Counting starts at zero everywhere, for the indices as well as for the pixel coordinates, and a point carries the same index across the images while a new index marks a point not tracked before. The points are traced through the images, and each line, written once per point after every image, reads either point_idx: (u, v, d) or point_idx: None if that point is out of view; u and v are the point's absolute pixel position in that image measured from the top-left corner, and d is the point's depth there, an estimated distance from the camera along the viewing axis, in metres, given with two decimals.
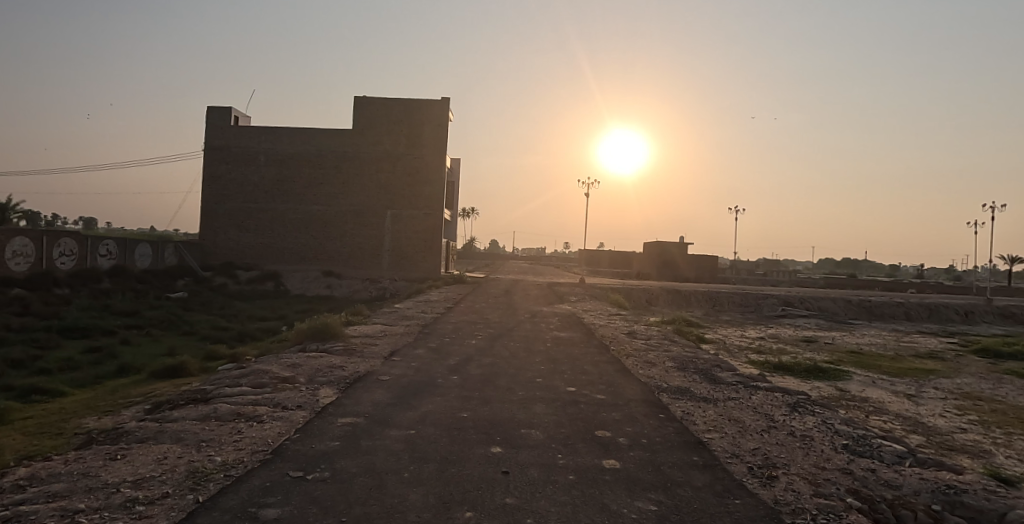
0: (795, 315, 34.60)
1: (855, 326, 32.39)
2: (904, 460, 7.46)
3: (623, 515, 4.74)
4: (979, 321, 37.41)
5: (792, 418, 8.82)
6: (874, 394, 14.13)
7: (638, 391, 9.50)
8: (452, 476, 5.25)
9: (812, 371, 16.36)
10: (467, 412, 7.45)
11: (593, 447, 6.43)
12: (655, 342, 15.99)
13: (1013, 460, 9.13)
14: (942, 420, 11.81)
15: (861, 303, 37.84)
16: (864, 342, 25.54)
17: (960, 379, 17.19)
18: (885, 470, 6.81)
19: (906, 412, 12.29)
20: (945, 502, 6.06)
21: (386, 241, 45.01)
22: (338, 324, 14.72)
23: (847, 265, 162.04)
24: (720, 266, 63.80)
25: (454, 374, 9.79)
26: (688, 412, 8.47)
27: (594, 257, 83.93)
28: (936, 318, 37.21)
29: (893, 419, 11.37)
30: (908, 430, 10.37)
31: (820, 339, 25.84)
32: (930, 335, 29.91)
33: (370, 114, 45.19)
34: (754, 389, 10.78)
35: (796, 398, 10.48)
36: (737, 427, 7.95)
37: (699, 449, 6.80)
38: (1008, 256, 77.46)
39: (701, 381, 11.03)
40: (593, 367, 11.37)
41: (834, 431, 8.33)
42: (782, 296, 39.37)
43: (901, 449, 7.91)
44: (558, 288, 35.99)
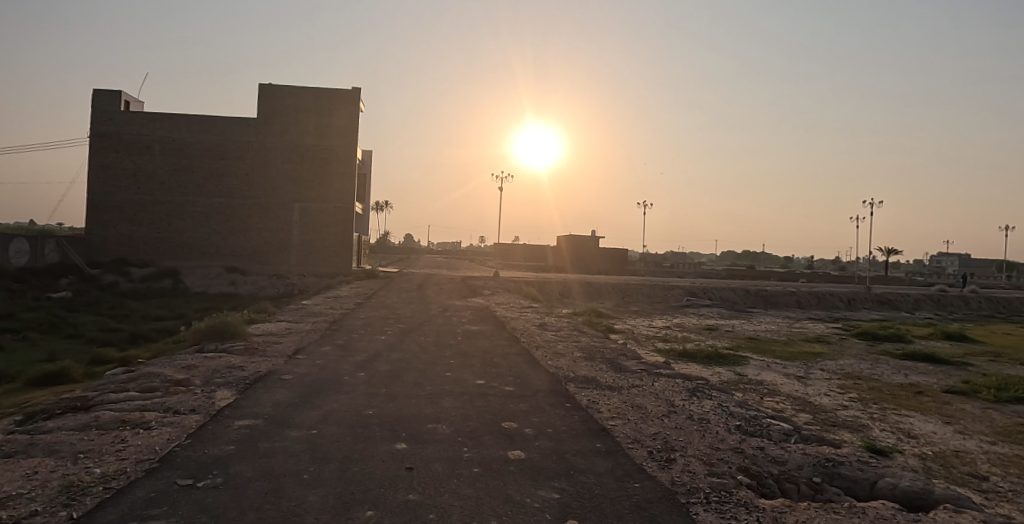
0: (698, 305, 36.34)
1: (752, 314, 34.39)
2: (790, 437, 8.01)
3: (525, 505, 4.79)
4: (860, 307, 40.75)
5: (691, 402, 9.24)
6: (767, 377, 15.07)
7: (547, 382, 9.66)
8: (354, 475, 5.13)
9: (713, 358, 17.22)
10: (373, 409, 7.30)
11: (499, 438, 6.47)
12: (566, 334, 16.32)
13: (886, 433, 10.03)
14: (827, 399, 12.78)
15: (759, 293, 40.22)
16: (761, 329, 27.15)
17: (842, 361, 18.65)
18: (773, 448, 7.28)
19: (795, 392, 13.20)
20: (824, 474, 6.55)
21: (295, 235, 43.41)
22: (240, 323, 14.02)
23: (747, 257, 172.62)
24: (630, 259, 65.91)
25: (361, 371, 9.58)
26: (593, 401, 8.71)
27: (509, 250, 84.65)
28: (823, 305, 40.14)
29: (784, 399, 12.18)
30: (796, 409, 11.14)
31: (721, 327, 27.25)
32: (817, 321, 32.26)
33: (277, 102, 43.32)
34: (657, 376, 11.21)
35: (695, 383, 11.00)
36: (640, 413, 8.24)
37: (602, 436, 7.01)
38: (885, 249, 84.91)
39: (608, 370, 11.36)
40: (504, 359, 11.47)
41: (729, 413, 8.80)
42: (687, 287, 41.23)
43: (788, 427, 8.49)
44: (473, 282, 35.97)
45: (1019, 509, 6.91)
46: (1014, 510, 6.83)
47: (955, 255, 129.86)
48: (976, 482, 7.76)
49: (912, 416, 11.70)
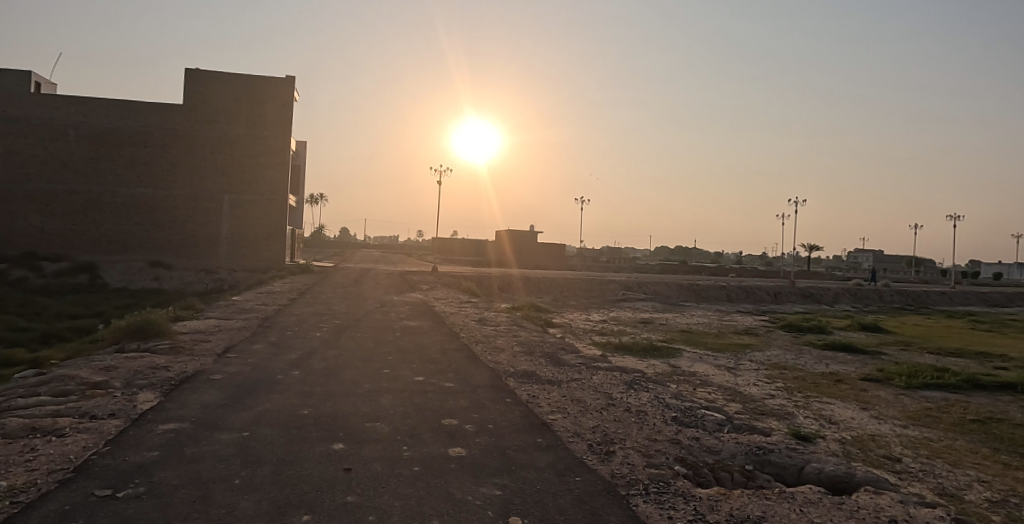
0: (634, 299, 37.15)
1: (684, 307, 35.43)
2: (723, 427, 8.27)
3: (467, 503, 4.74)
4: (785, 300, 42.70)
5: (628, 395, 9.42)
6: (700, 368, 15.57)
7: (487, 378, 9.62)
8: (289, 478, 4.94)
9: (649, 351, 17.62)
10: (309, 409, 7.07)
11: (439, 435, 6.39)
12: (505, 328, 16.34)
13: (811, 419, 10.53)
14: (756, 389, 13.30)
15: (691, 287, 41.48)
16: (693, 322, 27.99)
17: (769, 352, 19.49)
18: (708, 437, 7.49)
19: (727, 383, 13.68)
20: (756, 462, 6.80)
21: (224, 228, 41.68)
22: (164, 320, 13.33)
23: (679, 252, 177.98)
24: (568, 254, 66.72)
25: (295, 370, 9.27)
26: (534, 395, 8.73)
27: (448, 245, 84.12)
28: (751, 299, 41.80)
29: (716, 390, 12.61)
30: (727, 399, 11.54)
31: (656, 320, 27.95)
32: (746, 314, 33.57)
33: (204, 89, 41.42)
34: (595, 369, 11.37)
35: (632, 376, 11.22)
36: (579, 407, 8.32)
37: (543, 430, 7.04)
38: (807, 245, 89.33)
39: (548, 364, 11.42)
40: (444, 355, 11.35)
41: (665, 405, 9.01)
42: (623, 281, 42.10)
43: (721, 417, 8.77)
44: (411, 277, 35.56)
45: (929, 487, 7.39)
46: (924, 489, 7.31)
47: (871, 252, 137.80)
48: (891, 464, 8.26)
49: (834, 403, 12.33)
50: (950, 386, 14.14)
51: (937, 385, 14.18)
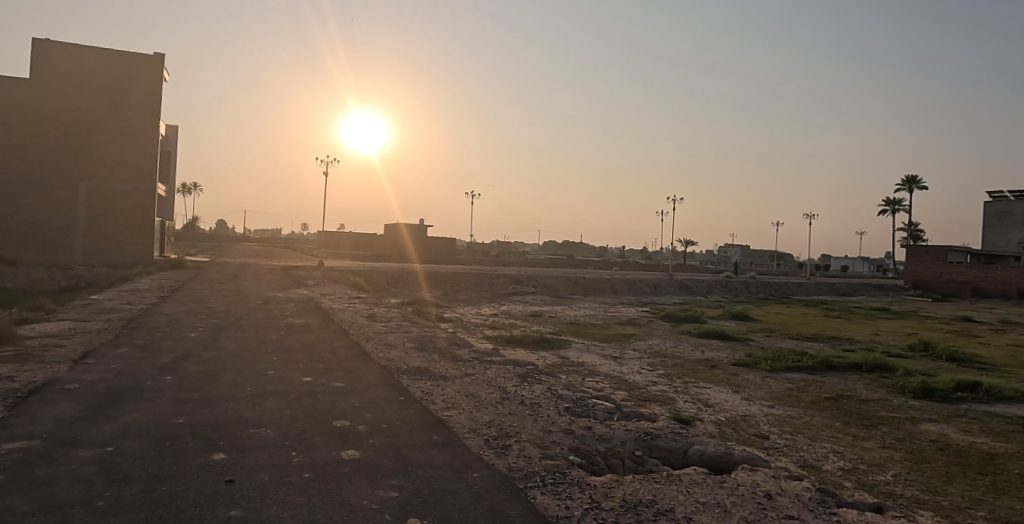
0: (524, 292, 37.78)
1: (572, 300, 36.50)
2: (613, 415, 8.57)
3: (363, 508, 4.56)
4: (664, 292, 45.19)
5: (522, 387, 9.52)
6: (588, 358, 16.11)
7: (379, 375, 9.35)
8: (163, 496, 4.52)
9: (539, 343, 17.97)
10: (184, 417, 6.51)
11: (330, 438, 6.11)
12: (397, 324, 16.01)
13: (689, 403, 11.20)
14: (640, 377, 13.95)
15: (578, 280, 42.78)
16: (581, 314, 28.88)
17: (651, 341, 20.55)
18: (599, 426, 7.73)
19: (613, 372, 14.24)
20: (644, 447, 7.10)
21: (80, 219, 37.62)
22: (6, 324, 11.77)
23: (566, 247, 183.44)
24: (458, 248, 66.70)
25: (167, 375, 8.52)
26: (427, 392, 8.59)
27: (334, 239, 81.32)
28: (633, 291, 43.78)
29: (604, 379, 13.09)
30: (614, 388, 12.00)
31: (545, 313, 28.58)
32: (629, 306, 35.18)
33: (54, 63, 37.03)
34: (489, 363, 11.40)
35: (524, 368, 11.36)
36: (473, 401, 8.30)
37: (438, 427, 6.95)
38: (684, 240, 95.39)
39: (441, 359, 11.31)
40: (332, 353, 10.91)
41: (557, 396, 9.20)
42: (513, 275, 42.67)
43: (610, 406, 9.08)
44: (295, 272, 33.97)
45: (793, 460, 8.10)
46: (789, 462, 7.98)
47: (737, 247, 149.35)
48: (760, 440, 8.95)
49: (709, 387, 13.20)
50: (808, 367, 15.58)
51: (797, 367, 15.59)
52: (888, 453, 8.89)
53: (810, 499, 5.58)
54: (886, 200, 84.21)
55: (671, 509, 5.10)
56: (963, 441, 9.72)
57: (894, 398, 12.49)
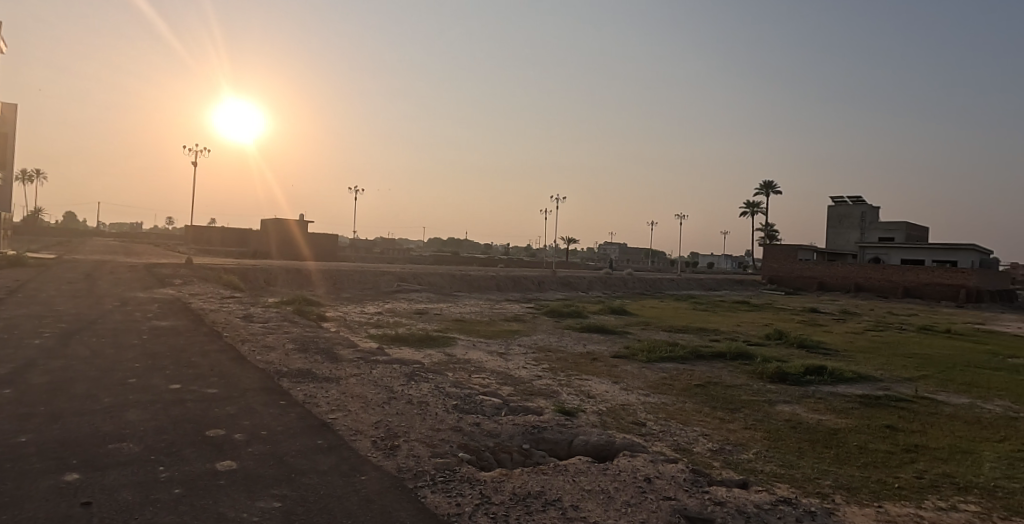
0: (409, 290, 37.27)
1: (458, 297, 36.49)
2: (500, 410, 8.68)
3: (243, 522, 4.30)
4: (547, 288, 46.38)
5: (409, 387, 9.39)
6: (474, 355, 16.19)
7: (256, 380, 8.84)
8: None
9: (425, 341, 17.81)
10: (27, 435, 5.79)
11: (204, 450, 5.70)
12: (275, 325, 15.19)
13: (573, 395, 11.59)
14: (526, 371, 14.23)
15: (464, 277, 42.85)
16: (467, 311, 28.93)
17: (536, 336, 21.03)
18: (487, 422, 7.79)
19: (499, 368, 14.41)
20: (532, 440, 7.26)
21: None
22: None
23: (452, 244, 183.25)
24: (341, 245, 64.56)
25: (4, 388, 7.52)
26: (310, 395, 8.24)
27: (203, 234, 75.80)
28: (518, 288, 44.54)
29: (490, 375, 13.21)
30: (501, 383, 12.15)
31: (430, 310, 28.35)
32: (514, 302, 35.77)
33: None
34: (374, 363, 11.13)
35: (411, 367, 11.21)
36: (359, 403, 8.07)
37: (323, 431, 6.69)
38: (566, 238, 98.57)
39: (324, 360, 10.88)
40: (203, 357, 10.15)
41: (445, 394, 9.16)
42: (398, 272, 41.93)
43: (498, 401, 9.18)
44: (158, 269, 31.29)
45: (668, 445, 8.62)
46: (665, 447, 8.49)
47: (615, 245, 156.39)
48: (638, 428, 9.44)
49: (591, 379, 13.73)
50: (680, 357, 16.64)
51: (670, 357, 16.61)
52: (750, 434, 9.71)
53: (685, 480, 5.96)
54: (747, 203, 91.67)
55: (559, 499, 5.26)
56: (811, 419, 10.83)
57: (754, 383, 13.65)
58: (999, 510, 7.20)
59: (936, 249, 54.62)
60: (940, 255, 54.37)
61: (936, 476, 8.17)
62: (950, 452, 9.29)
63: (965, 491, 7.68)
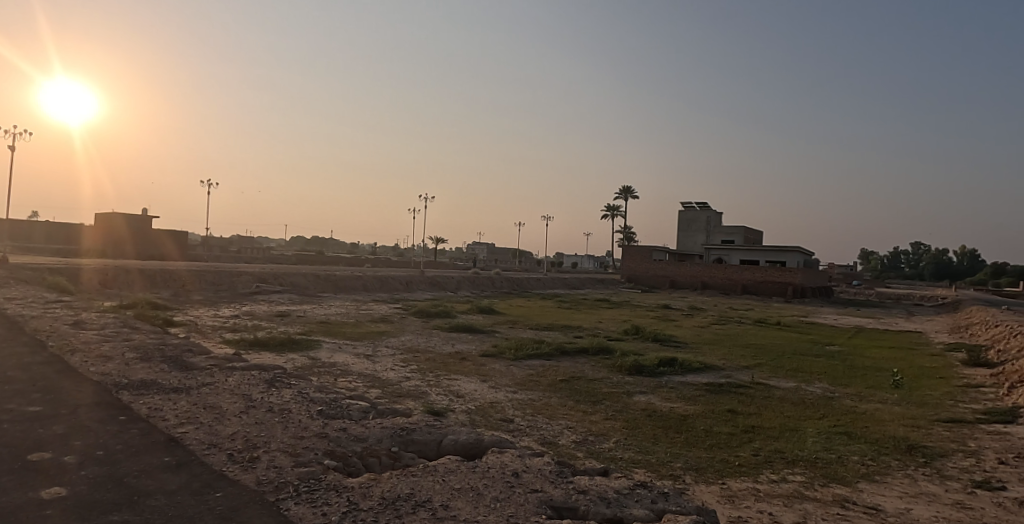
0: (268, 291, 35.22)
1: (322, 298, 35.06)
2: (368, 414, 8.48)
3: None
4: (416, 288, 45.93)
5: (269, 394, 8.90)
6: (340, 358, 15.67)
7: (90, 394, 7.95)
8: None
9: (286, 345, 16.94)
10: None
11: (25, 477, 5.05)
12: (112, 332, 13.72)
13: (442, 395, 11.60)
14: (394, 373, 14.02)
15: (328, 278, 41.25)
16: (331, 313, 27.88)
17: (404, 337, 20.78)
18: (354, 426, 7.59)
19: (366, 371, 14.07)
20: (400, 443, 7.18)
21: None
22: None
23: (315, 242, 175.76)
24: (190, 243, 59.56)
25: None
26: (156, 408, 7.55)
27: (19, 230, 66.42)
28: (386, 288, 43.67)
29: (357, 378, 12.86)
30: (368, 386, 11.88)
31: (292, 312, 27.00)
32: (381, 302, 35.03)
33: None
34: (230, 370, 10.42)
35: (272, 373, 10.63)
36: (213, 413, 7.54)
37: (171, 447, 6.17)
38: (435, 238, 98.22)
39: (171, 369, 10.01)
40: (22, 371, 8.94)
41: (309, 399, 8.80)
42: (256, 273, 39.47)
43: (365, 404, 8.97)
44: None
45: (535, 439, 8.91)
46: (532, 441, 8.76)
47: (484, 245, 158.27)
48: (507, 424, 9.66)
49: (460, 378, 13.81)
50: (546, 354, 17.21)
51: (536, 354, 17.13)
52: (610, 424, 10.29)
53: (551, 472, 6.19)
54: (607, 207, 96.75)
55: (429, 499, 5.26)
56: (664, 407, 11.68)
57: (614, 376, 14.46)
58: (819, 478, 8.21)
59: (768, 250, 61.03)
60: (771, 255, 60.85)
61: (768, 453, 9.14)
62: (779, 430, 10.45)
63: (791, 464, 8.67)
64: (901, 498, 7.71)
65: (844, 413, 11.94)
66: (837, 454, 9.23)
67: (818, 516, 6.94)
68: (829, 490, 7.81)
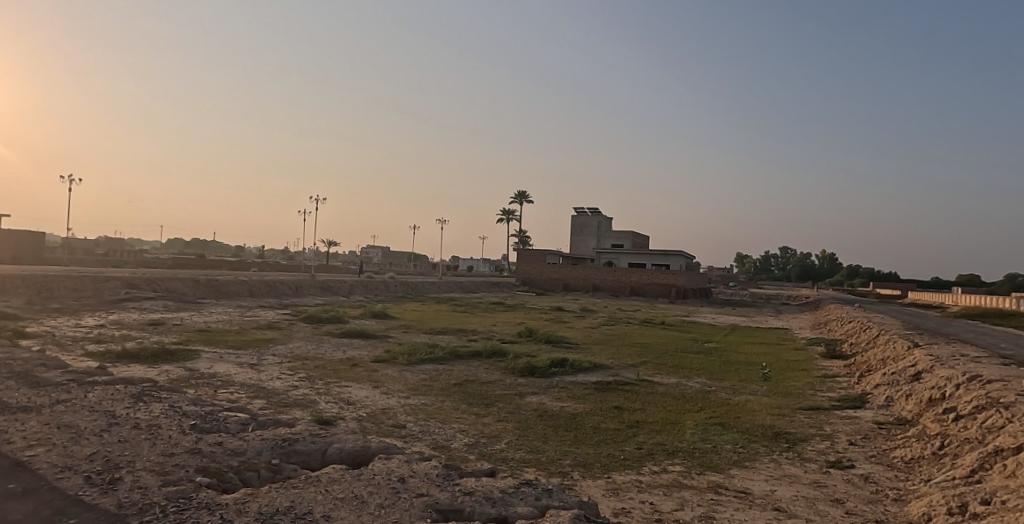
0: (140, 298, 32.47)
1: (201, 305, 32.81)
2: (247, 426, 8.04)
3: None
4: (306, 293, 44.14)
5: (136, 409, 8.21)
6: (221, 368, 14.75)
7: None
8: None
9: (160, 355, 15.70)
10: None
11: None
12: None
13: (331, 404, 11.23)
14: (280, 382, 13.39)
15: (210, 283, 38.74)
16: (212, 320, 26.19)
17: (292, 344, 19.89)
18: (232, 439, 7.16)
19: (250, 381, 13.34)
20: (282, 455, 6.86)
21: None
22: None
23: (196, 245, 164.58)
24: (48, 246, 53.80)
25: None
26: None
27: None
28: (273, 294, 41.58)
29: (239, 389, 12.17)
30: (251, 397, 11.27)
31: (167, 321, 25.07)
32: (268, 308, 33.35)
33: None
34: (91, 385, 9.52)
35: (140, 386, 9.81)
36: (69, 433, 6.85)
37: (16, 473, 5.55)
38: (327, 242, 94.99)
39: (19, 387, 8.98)
40: None
41: (181, 413, 8.21)
42: (126, 277, 36.25)
43: (245, 416, 8.49)
44: None
45: (427, 444, 8.82)
46: (424, 447, 8.68)
47: (379, 248, 154.96)
48: (398, 430, 9.51)
49: (351, 385, 13.43)
50: (440, 359, 17.11)
51: (430, 359, 17.00)
52: (503, 425, 10.40)
53: (438, 475, 6.16)
54: (503, 211, 97.91)
55: (309, 511, 5.06)
56: (555, 407, 11.97)
57: (507, 378, 14.63)
58: (696, 467, 8.72)
59: (654, 254, 64.22)
60: (657, 259, 64.12)
61: (651, 445, 9.60)
62: (662, 424, 11.00)
63: (672, 455, 9.16)
64: (767, 481, 8.36)
65: (719, 405, 12.78)
66: (712, 444, 9.86)
67: (694, 503, 7.38)
68: (705, 477, 8.33)
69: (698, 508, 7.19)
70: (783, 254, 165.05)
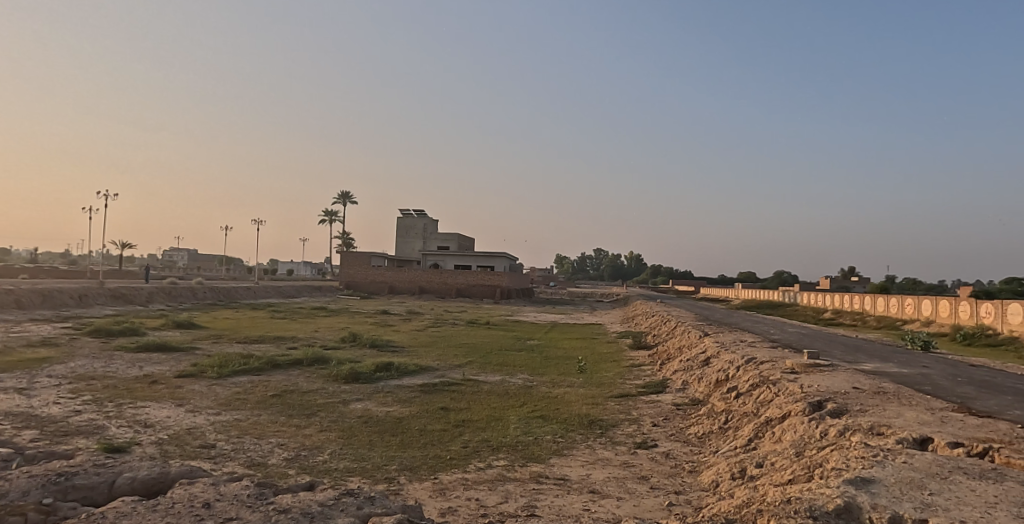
0: None
1: None
2: (10, 463, 6.82)
3: None
4: (92, 303, 38.51)
5: None
6: None
7: None
8: None
9: None
10: None
11: None
12: None
13: (124, 428, 9.91)
14: (57, 408, 11.51)
15: None
16: None
17: (74, 362, 17.23)
18: None
19: (16, 409, 11.30)
20: (57, 493, 5.92)
21: None
22: None
23: None
24: None
25: None
26: None
27: None
28: (48, 305, 35.61)
29: (1, 420, 10.27)
30: (19, 429, 9.54)
31: None
32: (41, 322, 28.53)
33: None
34: None
35: None
36: None
37: None
38: (119, 242, 84.07)
39: None
40: None
41: None
42: None
43: (7, 452, 7.18)
44: None
45: (240, 463, 8.15)
46: (236, 466, 8.00)
47: (184, 251, 140.17)
48: (207, 451, 8.66)
49: (149, 405, 11.98)
50: (256, 370, 15.89)
51: (244, 370, 15.74)
52: (325, 435, 9.95)
53: (249, 496, 5.70)
54: (325, 213, 93.95)
55: None
56: (380, 412, 11.71)
57: (329, 386, 14.01)
58: (519, 460, 9.05)
59: (479, 256, 65.74)
60: (482, 261, 65.69)
61: (476, 443, 9.78)
62: (486, 421, 11.28)
63: (496, 451, 9.41)
64: (583, 466, 8.96)
65: (539, 399, 13.42)
66: (534, 436, 10.31)
67: (517, 494, 7.65)
68: (527, 469, 8.67)
69: (522, 499, 7.47)
70: (596, 255, 177.81)
